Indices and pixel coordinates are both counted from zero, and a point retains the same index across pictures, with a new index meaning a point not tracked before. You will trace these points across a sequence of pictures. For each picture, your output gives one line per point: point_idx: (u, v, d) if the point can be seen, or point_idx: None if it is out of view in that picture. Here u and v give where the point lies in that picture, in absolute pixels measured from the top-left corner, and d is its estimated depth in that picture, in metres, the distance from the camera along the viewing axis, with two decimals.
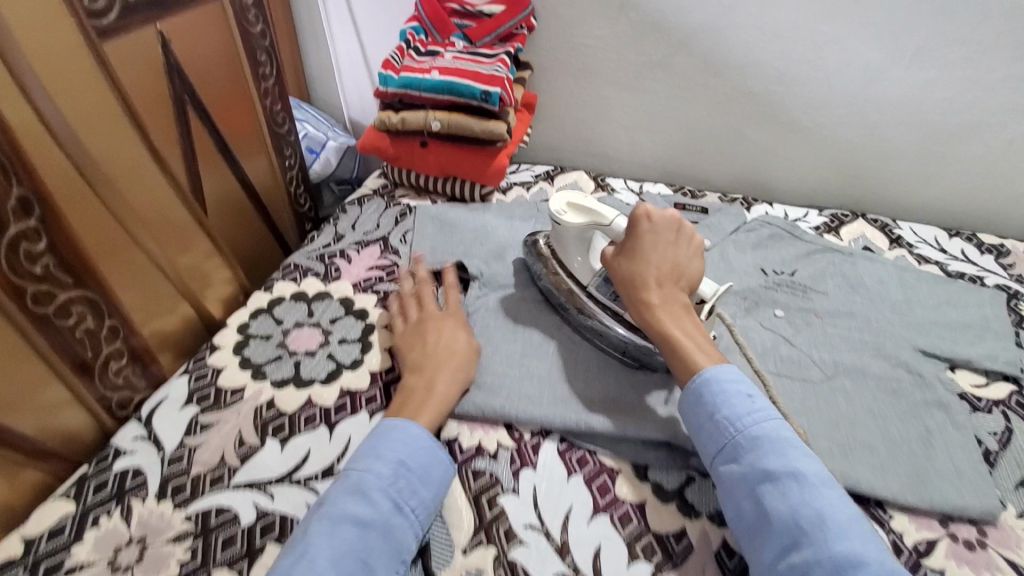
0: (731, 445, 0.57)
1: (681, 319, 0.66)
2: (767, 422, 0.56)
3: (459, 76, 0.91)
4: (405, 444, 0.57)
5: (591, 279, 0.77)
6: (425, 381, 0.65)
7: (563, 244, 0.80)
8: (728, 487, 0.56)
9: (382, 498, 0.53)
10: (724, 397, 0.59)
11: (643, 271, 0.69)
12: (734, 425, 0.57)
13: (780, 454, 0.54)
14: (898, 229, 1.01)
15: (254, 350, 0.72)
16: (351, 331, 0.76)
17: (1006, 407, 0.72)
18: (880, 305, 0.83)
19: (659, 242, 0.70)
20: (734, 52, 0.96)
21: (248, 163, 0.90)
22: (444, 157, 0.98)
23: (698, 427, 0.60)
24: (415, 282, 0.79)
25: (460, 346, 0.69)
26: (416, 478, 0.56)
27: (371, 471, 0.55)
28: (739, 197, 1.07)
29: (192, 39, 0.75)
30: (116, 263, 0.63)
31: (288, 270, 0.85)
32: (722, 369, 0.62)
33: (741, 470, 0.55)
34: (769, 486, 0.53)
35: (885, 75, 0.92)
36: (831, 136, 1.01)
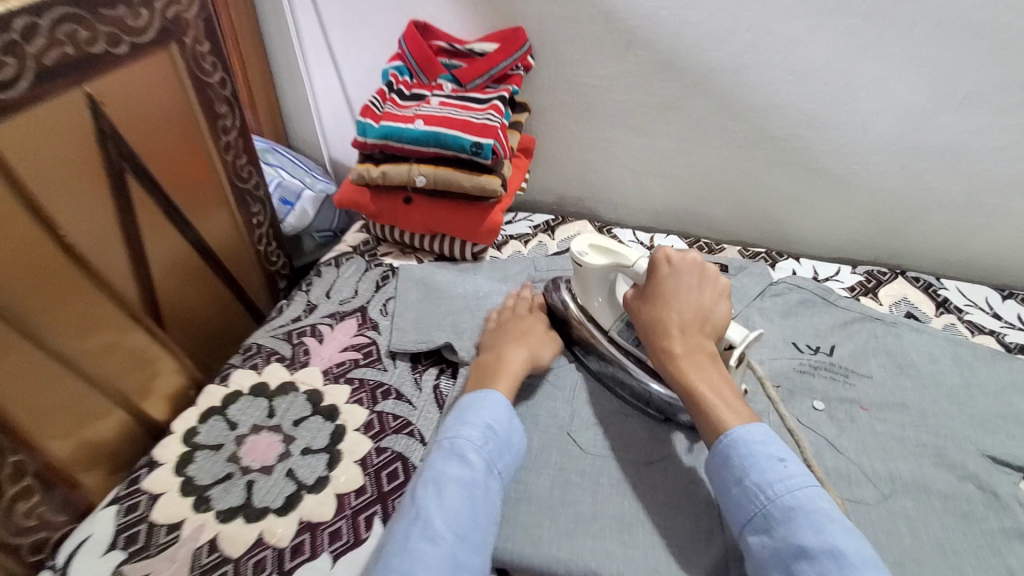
0: (760, 513, 0.51)
1: (706, 372, 0.59)
2: (801, 491, 0.51)
3: (446, 126, 0.80)
4: (487, 410, 0.60)
5: (613, 323, 0.70)
6: (493, 356, 0.68)
7: (581, 284, 0.72)
8: (758, 564, 0.50)
9: (477, 458, 0.56)
10: (753, 461, 0.53)
11: (665, 318, 0.62)
12: (764, 493, 0.52)
13: (817, 528, 0.48)
14: (944, 290, 0.88)
15: (200, 467, 0.61)
16: (318, 437, 0.65)
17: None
18: (935, 393, 0.72)
19: (681, 288, 0.63)
20: (758, 94, 0.84)
21: (204, 226, 0.79)
22: (430, 214, 0.87)
23: (725, 491, 0.54)
24: (518, 301, 0.79)
25: (538, 332, 0.73)
26: (501, 441, 0.59)
27: (461, 434, 0.58)
28: (762, 252, 0.96)
29: (130, 96, 0.64)
30: (15, 381, 0.52)
31: (249, 353, 0.74)
32: (752, 426, 0.55)
33: (772, 543, 0.50)
34: (804, 566, 0.47)
35: (933, 121, 0.80)
36: (868, 186, 0.89)
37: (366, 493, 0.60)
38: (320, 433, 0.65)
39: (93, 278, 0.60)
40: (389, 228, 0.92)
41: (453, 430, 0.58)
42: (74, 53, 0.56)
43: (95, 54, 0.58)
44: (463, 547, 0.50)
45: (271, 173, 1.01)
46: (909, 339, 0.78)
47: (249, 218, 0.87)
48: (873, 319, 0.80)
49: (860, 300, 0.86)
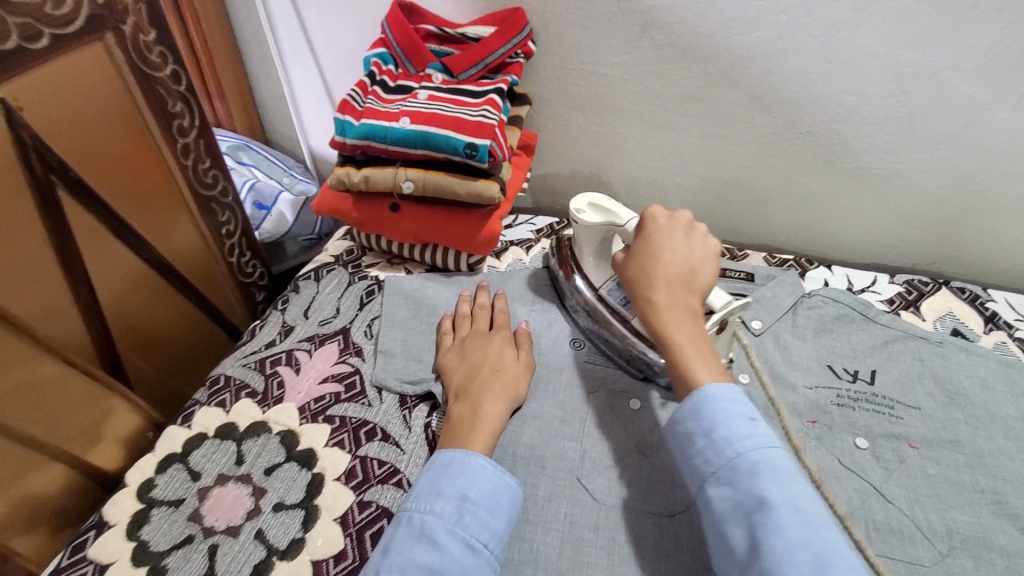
0: (725, 466, 0.47)
1: (686, 328, 0.54)
2: (769, 450, 0.47)
3: (436, 124, 0.70)
4: (465, 475, 0.51)
5: (605, 282, 0.69)
6: (465, 407, 0.59)
7: (577, 242, 0.71)
8: (716, 519, 0.47)
9: (450, 539, 0.47)
10: (724, 417, 0.49)
11: (648, 268, 0.58)
12: (730, 447, 0.48)
13: (782, 485, 0.44)
14: (992, 302, 0.80)
15: (156, 529, 0.53)
16: (291, 490, 0.57)
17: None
18: (993, 427, 0.63)
19: (668, 241, 0.59)
20: (792, 85, 0.74)
21: (160, 238, 0.69)
22: (419, 222, 0.77)
23: (690, 446, 0.50)
24: (475, 305, 0.72)
25: (510, 361, 0.65)
26: (483, 511, 0.50)
27: (433, 510, 0.49)
28: (790, 259, 0.87)
29: (53, 95, 0.54)
30: None
31: (215, 386, 0.66)
32: (723, 385, 0.51)
33: (732, 496, 0.46)
34: (763, 519, 0.43)
35: (993, 116, 0.70)
36: (911, 186, 0.79)
37: (347, 558, 0.52)
38: (292, 487, 0.57)
39: (13, 318, 0.51)
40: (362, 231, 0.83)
41: (426, 502, 0.50)
42: None
43: (6, 52, 0.49)
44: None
45: (244, 174, 0.92)
46: (961, 362, 0.69)
47: (216, 226, 0.78)
48: (918, 338, 0.72)
49: (900, 315, 0.78)
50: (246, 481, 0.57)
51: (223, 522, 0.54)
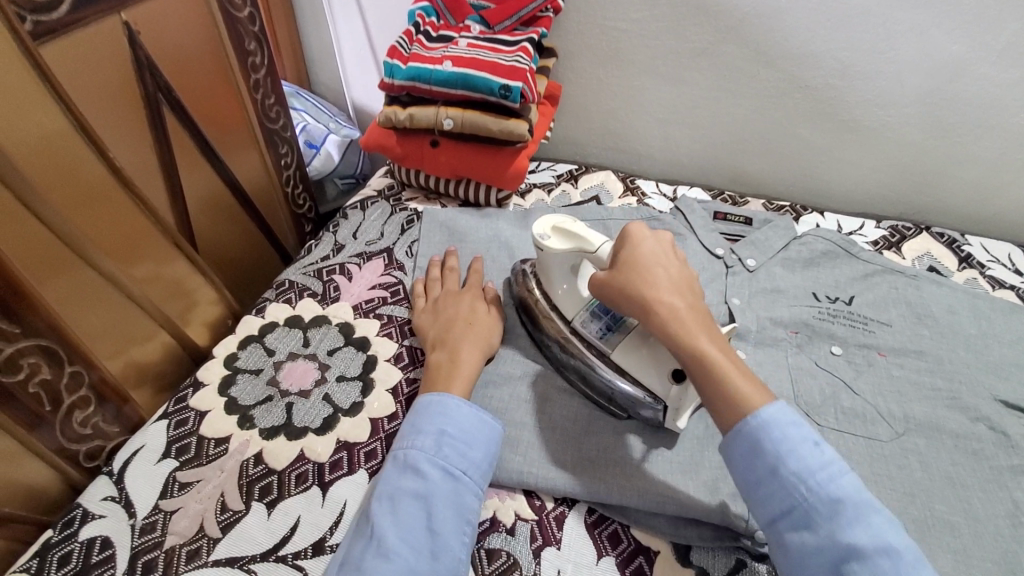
0: (803, 508, 0.46)
1: (717, 341, 0.53)
2: (845, 482, 0.46)
3: (475, 68, 0.80)
4: (442, 414, 0.55)
5: (579, 312, 0.65)
6: (443, 352, 0.63)
7: (546, 269, 0.68)
8: (796, 563, 0.45)
9: (431, 468, 0.52)
10: (791, 448, 0.48)
11: (656, 280, 0.56)
12: (804, 482, 0.46)
13: (867, 525, 0.43)
14: (967, 245, 0.89)
15: (242, 389, 0.64)
16: (341, 372, 0.67)
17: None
18: (956, 342, 0.73)
19: (660, 250, 0.58)
20: (795, 40, 0.83)
21: (235, 162, 0.80)
22: (456, 158, 0.87)
23: (756, 483, 0.48)
24: (443, 269, 0.77)
25: (482, 314, 0.68)
26: (461, 442, 0.54)
27: (414, 445, 0.53)
28: (786, 205, 0.96)
29: (163, 24, 0.64)
30: (62, 285, 0.53)
31: (281, 288, 0.77)
32: (775, 405, 0.49)
33: (815, 540, 0.45)
34: (858, 568, 0.42)
35: (975, 72, 0.78)
36: (900, 137, 0.88)
37: (399, 417, 0.63)
38: (340, 372, 0.67)
39: (137, 206, 0.62)
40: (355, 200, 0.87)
41: (408, 439, 0.54)
42: None
43: None
44: (428, 560, 0.47)
45: (296, 117, 1.02)
46: (931, 290, 0.78)
47: (277, 159, 0.88)
48: (895, 271, 0.81)
49: (884, 253, 0.87)
50: (312, 358, 0.68)
51: (296, 386, 0.65)
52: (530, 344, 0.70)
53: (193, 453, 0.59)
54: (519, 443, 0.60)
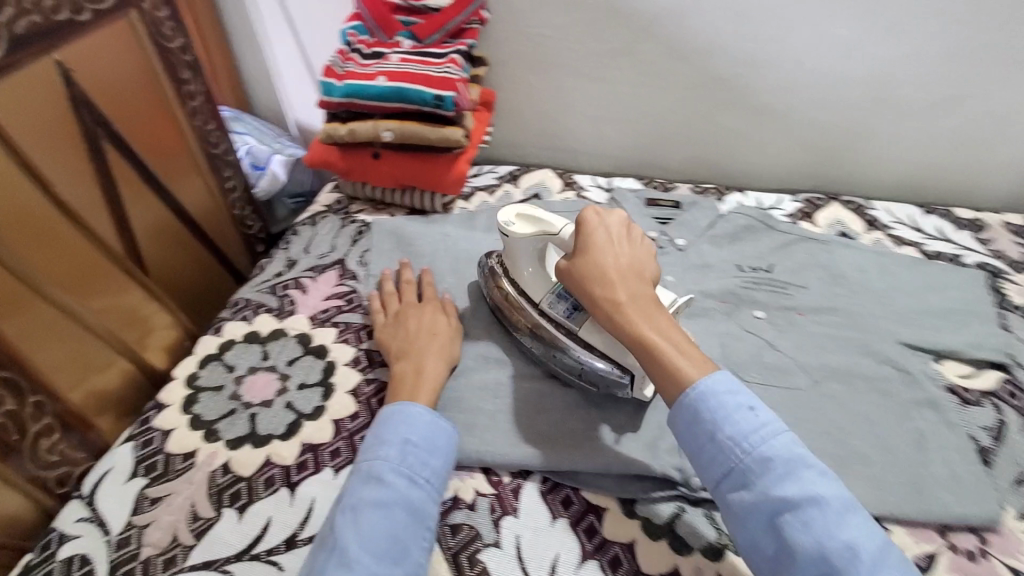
0: (739, 466, 0.49)
1: (655, 318, 0.57)
2: (778, 442, 0.49)
3: (407, 81, 0.84)
4: (406, 424, 0.58)
5: (545, 296, 0.68)
6: (410, 360, 0.66)
7: (510, 256, 0.70)
8: (739, 520, 0.48)
9: (395, 476, 0.54)
10: (726, 414, 0.51)
11: (602, 266, 0.60)
12: (740, 445, 0.49)
13: (798, 479, 0.46)
14: (872, 210, 0.97)
15: (205, 405, 0.67)
16: (302, 385, 0.69)
17: (996, 398, 0.70)
18: (862, 296, 0.81)
19: (608, 234, 0.62)
20: (702, 33, 0.90)
21: (178, 189, 0.82)
22: (398, 168, 0.91)
23: (699, 450, 0.51)
24: (400, 281, 0.78)
25: (442, 325, 0.70)
26: (423, 450, 0.57)
27: (379, 456, 0.55)
28: (712, 187, 1.03)
29: (95, 61, 0.66)
30: (17, 320, 0.55)
31: (238, 307, 0.79)
32: (714, 376, 0.53)
33: (754, 497, 0.48)
34: (788, 519, 0.46)
35: (859, 51, 0.87)
36: (804, 116, 0.96)
37: (360, 416, 0.66)
38: (298, 382, 0.70)
39: (83, 237, 0.64)
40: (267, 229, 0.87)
41: (372, 451, 0.56)
42: (40, 21, 0.59)
43: (60, 22, 0.61)
44: (385, 563, 0.49)
45: (240, 141, 1.05)
46: (841, 253, 0.86)
47: (221, 182, 0.90)
48: (810, 238, 0.88)
49: (800, 224, 0.95)
50: (274, 371, 0.71)
51: (257, 399, 0.68)
52: (480, 334, 0.74)
53: (162, 470, 0.61)
54: (474, 428, 0.65)
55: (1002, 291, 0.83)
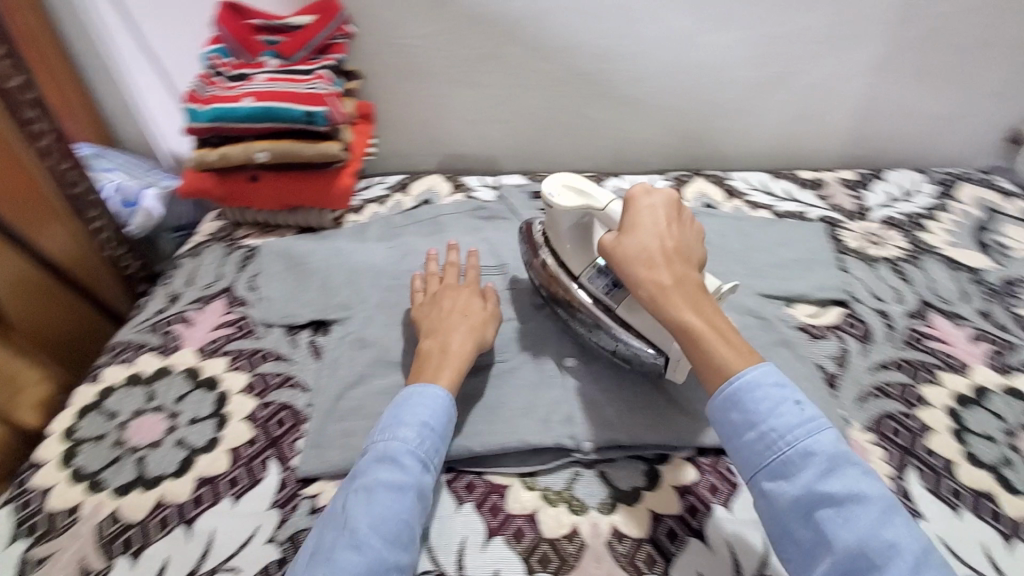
0: (778, 459, 0.50)
1: (702, 303, 0.57)
2: (825, 437, 0.49)
3: (275, 99, 0.83)
4: (425, 404, 0.59)
5: (585, 270, 0.68)
6: (440, 337, 0.66)
7: (552, 222, 0.70)
8: (775, 511, 0.49)
9: (411, 459, 0.56)
10: (770, 407, 0.51)
11: (646, 247, 0.59)
12: (784, 439, 0.50)
13: (844, 477, 0.48)
14: (730, 180, 1.07)
15: (86, 457, 0.63)
16: (191, 421, 0.67)
17: (839, 329, 0.80)
18: (728, 257, 0.89)
19: (661, 213, 0.61)
20: (561, 32, 0.96)
21: (35, 235, 0.77)
22: (278, 189, 0.90)
23: (739, 437, 0.52)
24: (443, 263, 0.77)
25: (477, 308, 0.70)
26: (439, 437, 0.59)
27: (397, 436, 0.57)
28: (591, 176, 1.08)
29: None
30: None
31: (116, 350, 0.75)
32: (761, 367, 0.53)
33: (793, 490, 0.49)
34: (827, 515, 0.47)
35: (702, 39, 0.97)
36: (665, 101, 1.05)
37: (258, 441, 0.65)
38: (187, 418, 0.67)
39: None
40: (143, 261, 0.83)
41: (389, 431, 0.58)
42: None
43: None
44: (391, 548, 0.51)
45: (105, 178, 0.94)
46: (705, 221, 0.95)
47: (88, 224, 0.85)
48: None
49: (671, 197, 1.03)
50: (162, 410, 0.68)
51: (143, 441, 0.65)
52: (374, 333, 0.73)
53: (42, 531, 0.58)
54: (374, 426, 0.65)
55: (840, 240, 0.94)
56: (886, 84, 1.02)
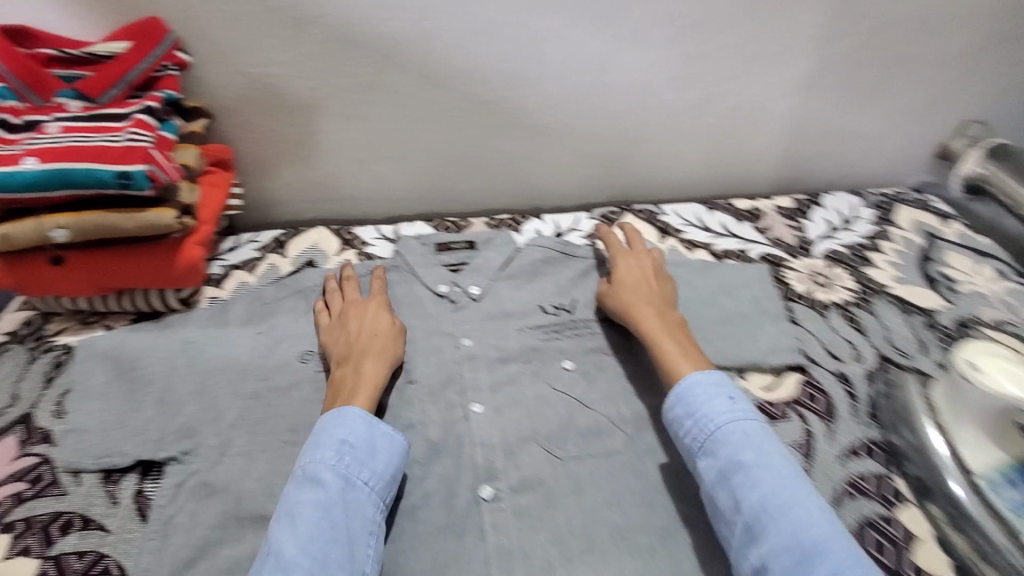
0: (706, 439, 0.50)
1: (667, 333, 0.59)
2: (746, 422, 0.50)
3: (96, 160, 0.56)
4: (339, 424, 0.50)
5: (986, 468, 0.54)
6: (349, 368, 0.56)
7: (953, 402, 0.57)
8: (706, 488, 0.49)
9: (334, 476, 0.47)
10: (704, 399, 0.51)
11: (627, 289, 0.64)
12: (711, 423, 0.50)
13: (756, 449, 0.48)
14: (806, 220, 0.84)
15: None
16: (118, 541, 0.49)
17: None
18: (848, 318, 0.70)
19: (638, 258, 0.67)
20: (641, 67, 0.74)
21: None
22: (206, 201, 0.68)
23: (675, 419, 0.52)
24: (340, 279, 0.66)
25: (384, 328, 0.60)
26: (363, 451, 0.48)
27: (313, 457, 0.47)
28: (645, 210, 0.84)
29: None
30: None
31: (12, 429, 0.55)
32: (703, 372, 0.54)
33: (716, 465, 0.48)
34: (741, 480, 0.46)
35: (811, 35, 0.75)
36: (760, 116, 0.83)
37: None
38: (116, 538, 0.49)
39: None
40: (107, 295, 0.65)
41: (307, 454, 0.48)
42: None
43: None
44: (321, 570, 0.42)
45: None
46: None
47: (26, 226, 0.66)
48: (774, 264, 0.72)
49: (795, 260, 0.77)
50: (86, 526, 0.50)
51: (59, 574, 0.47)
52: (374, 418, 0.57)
53: None
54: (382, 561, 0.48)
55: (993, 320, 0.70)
56: (991, 84, 0.85)
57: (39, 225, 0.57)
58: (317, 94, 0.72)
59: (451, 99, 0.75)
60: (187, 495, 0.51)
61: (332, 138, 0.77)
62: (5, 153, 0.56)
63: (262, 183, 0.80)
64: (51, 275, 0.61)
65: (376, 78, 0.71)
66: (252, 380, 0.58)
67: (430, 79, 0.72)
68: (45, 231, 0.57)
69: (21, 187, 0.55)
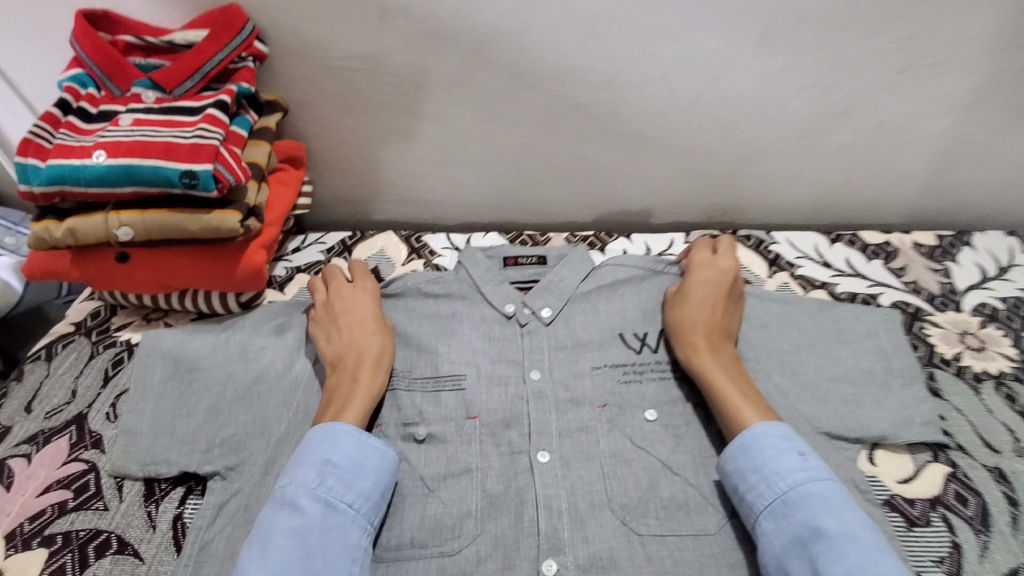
0: (778, 499, 0.43)
1: (732, 371, 0.51)
2: (824, 482, 0.43)
3: (163, 156, 0.53)
4: (327, 439, 0.46)
5: None
6: (341, 366, 0.52)
7: None
8: (773, 557, 0.41)
9: (312, 500, 0.43)
10: (774, 453, 0.44)
11: (697, 309, 0.55)
12: (782, 479, 0.43)
13: (838, 514, 0.41)
14: (951, 262, 0.70)
15: None
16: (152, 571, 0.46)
17: None
18: (1006, 395, 0.57)
19: (716, 275, 0.57)
20: (765, 71, 0.63)
21: (33, 237, 0.57)
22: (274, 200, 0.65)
23: (737, 473, 0.45)
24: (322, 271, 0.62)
25: (371, 320, 0.55)
26: (348, 472, 0.44)
27: (293, 478, 0.44)
28: (754, 237, 0.73)
29: None
30: None
31: (64, 433, 0.54)
32: (771, 423, 0.46)
33: (791, 529, 0.41)
34: (823, 551, 0.39)
35: (993, 44, 0.61)
36: (905, 131, 0.69)
37: None
38: (148, 568, 0.46)
39: None
40: (169, 293, 0.63)
41: (287, 473, 0.44)
42: None
43: None
44: None
45: None
46: None
47: None
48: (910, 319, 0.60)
49: (937, 313, 0.64)
50: (121, 550, 0.47)
51: None
52: (428, 455, 0.51)
53: None
54: None
55: None
56: None
57: (106, 221, 0.55)
58: (395, 90, 0.66)
59: (540, 101, 0.67)
60: (226, 521, 0.47)
61: (408, 138, 0.71)
62: (78, 145, 0.54)
63: (332, 180, 0.77)
64: (116, 271, 0.60)
65: (461, 78, 0.65)
66: (303, 397, 0.54)
67: (520, 80, 0.65)
68: (111, 228, 0.55)
69: (91, 181, 0.53)
